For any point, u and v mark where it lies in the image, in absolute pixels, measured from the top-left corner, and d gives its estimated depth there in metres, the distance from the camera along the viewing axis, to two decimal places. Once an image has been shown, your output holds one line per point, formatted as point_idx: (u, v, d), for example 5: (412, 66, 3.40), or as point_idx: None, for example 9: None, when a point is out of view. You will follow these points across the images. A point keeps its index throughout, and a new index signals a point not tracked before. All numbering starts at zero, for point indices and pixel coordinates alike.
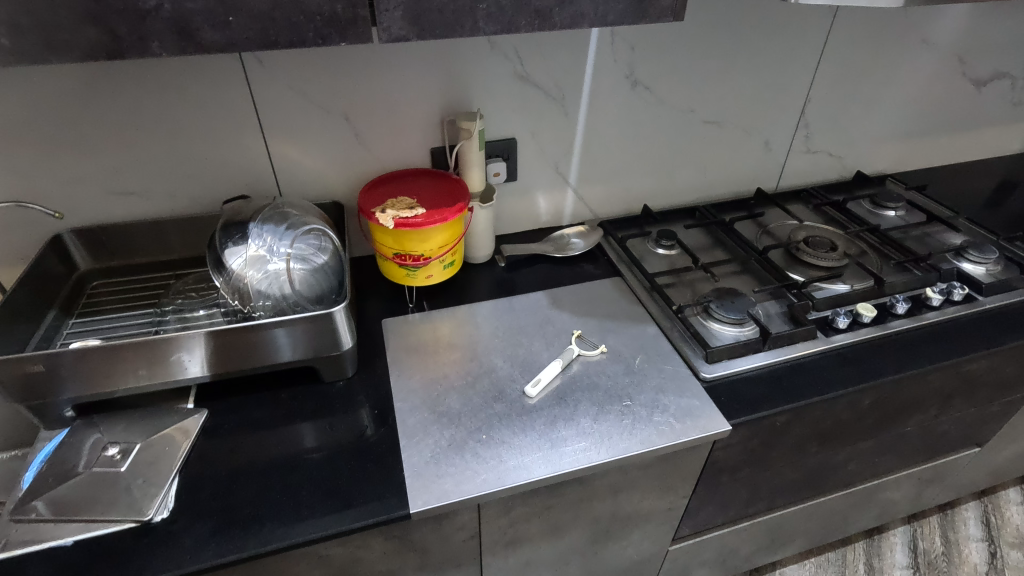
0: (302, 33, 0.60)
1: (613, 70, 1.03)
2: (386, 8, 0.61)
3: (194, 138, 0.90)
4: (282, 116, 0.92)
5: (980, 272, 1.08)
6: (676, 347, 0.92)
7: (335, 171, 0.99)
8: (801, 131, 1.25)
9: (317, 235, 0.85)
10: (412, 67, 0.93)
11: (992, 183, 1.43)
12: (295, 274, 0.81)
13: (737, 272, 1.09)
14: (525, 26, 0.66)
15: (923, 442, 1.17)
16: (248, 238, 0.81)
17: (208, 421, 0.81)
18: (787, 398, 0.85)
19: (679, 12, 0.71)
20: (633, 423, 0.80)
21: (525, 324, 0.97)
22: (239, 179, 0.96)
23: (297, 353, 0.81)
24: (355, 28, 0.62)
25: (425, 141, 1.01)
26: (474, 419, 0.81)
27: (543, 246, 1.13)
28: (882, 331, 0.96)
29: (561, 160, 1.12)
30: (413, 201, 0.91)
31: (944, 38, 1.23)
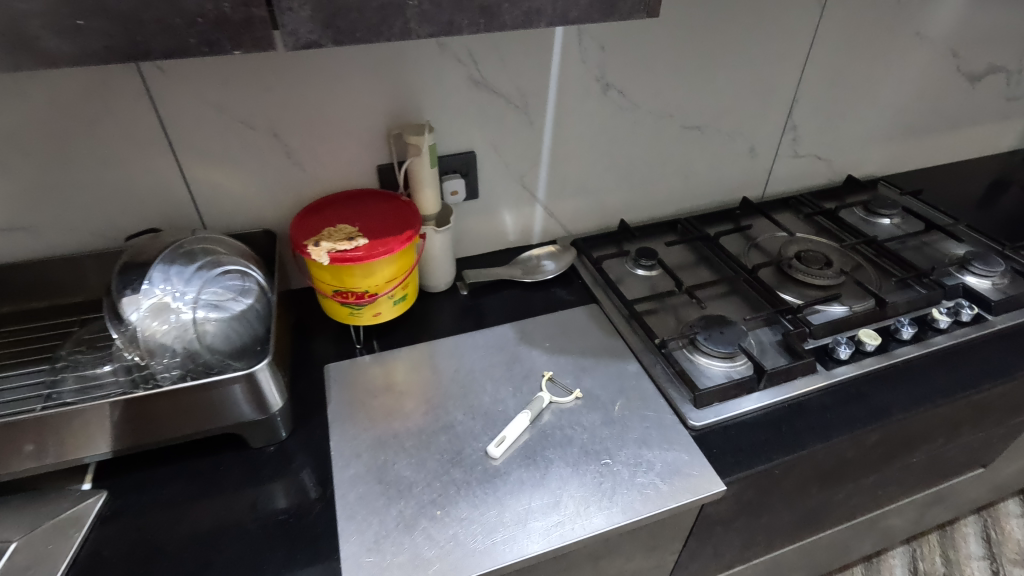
0: (183, 39, 0.47)
1: (581, 72, 0.92)
2: (288, 6, 0.49)
3: (92, 161, 0.76)
4: (198, 135, 0.78)
5: (986, 286, 0.99)
6: (660, 388, 0.81)
7: (266, 195, 0.86)
8: (788, 133, 1.15)
9: (237, 277, 0.72)
10: (350, 73, 0.80)
11: (986, 184, 1.35)
12: (205, 326, 0.68)
13: (725, 294, 0.98)
14: (468, 26, 0.54)
15: (928, 470, 1.08)
16: (148, 283, 0.68)
17: (108, 504, 0.68)
18: (788, 447, 0.75)
19: (653, 7, 0.59)
20: (614, 490, 0.69)
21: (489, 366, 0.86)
22: (152, 209, 0.82)
23: (215, 420, 0.68)
24: (252, 32, 0.49)
25: (370, 158, 0.88)
26: (428, 490, 0.69)
27: (511, 270, 1.01)
28: (888, 361, 0.86)
29: (527, 174, 1.00)
30: (354, 230, 0.79)
31: (939, 32, 1.14)
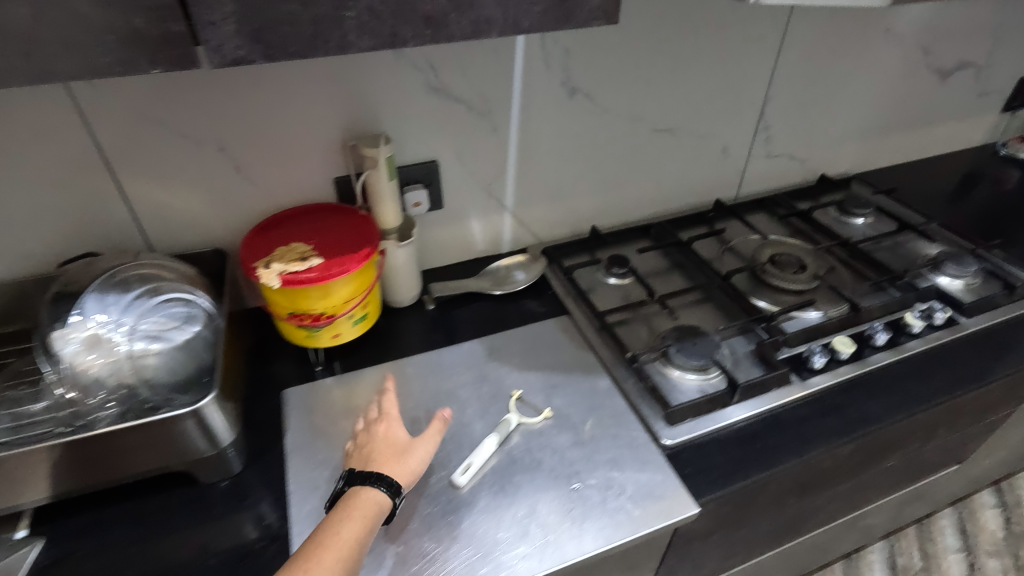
0: (92, 58, 0.43)
1: (546, 76, 0.88)
2: (210, 20, 0.44)
3: (20, 182, 0.71)
4: (136, 152, 0.73)
5: (958, 287, 0.98)
6: (632, 405, 0.78)
7: (215, 211, 0.81)
8: (760, 134, 1.13)
9: (181, 304, 0.68)
10: (299, 83, 0.75)
11: (957, 179, 1.35)
12: (142, 359, 0.63)
13: (698, 301, 0.96)
14: (412, 38, 0.51)
15: (905, 472, 1.07)
16: (79, 314, 0.64)
17: (45, 553, 0.63)
18: (762, 464, 0.73)
19: (611, 14, 0.56)
20: (584, 517, 0.66)
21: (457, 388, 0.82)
22: (90, 230, 0.77)
23: (159, 458, 0.64)
24: (171, 48, 0.45)
25: (326, 170, 0.84)
26: (389, 525, 0.65)
27: (479, 282, 0.98)
28: (863, 369, 0.84)
29: (493, 182, 0.97)
30: (307, 250, 0.75)
31: (909, 28, 1.13)
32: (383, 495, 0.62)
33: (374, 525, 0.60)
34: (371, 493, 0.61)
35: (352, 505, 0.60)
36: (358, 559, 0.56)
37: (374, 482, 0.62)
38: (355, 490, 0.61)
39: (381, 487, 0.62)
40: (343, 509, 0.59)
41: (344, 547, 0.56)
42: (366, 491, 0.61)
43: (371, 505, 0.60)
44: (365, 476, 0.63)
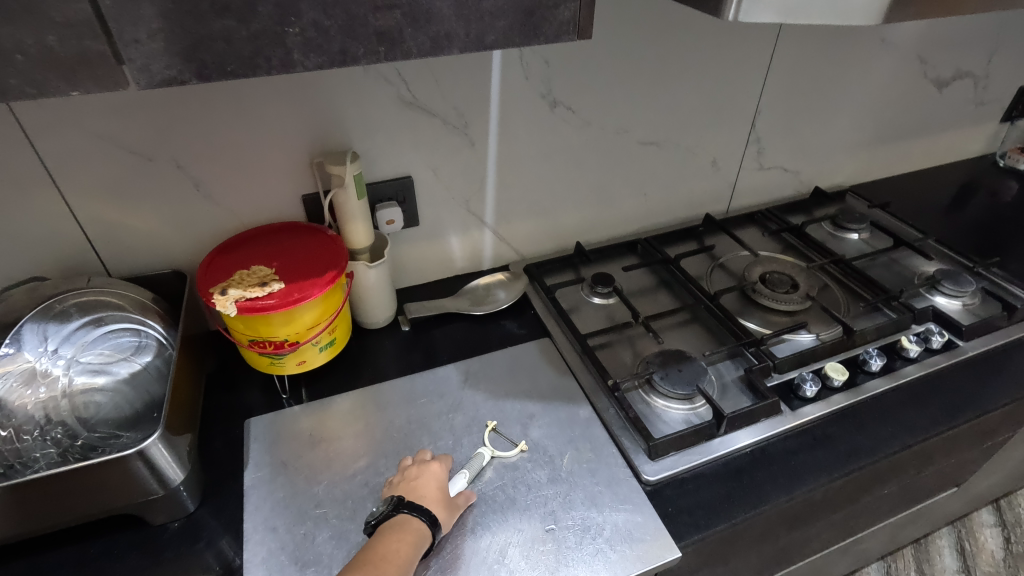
0: (0, 80, 0.39)
1: (525, 88, 0.84)
2: (134, 38, 0.40)
3: None
4: (86, 171, 0.69)
5: (955, 307, 0.95)
6: (613, 436, 0.74)
7: (174, 231, 0.77)
8: (751, 146, 1.09)
9: (130, 334, 0.65)
10: (261, 98, 0.71)
11: (955, 191, 1.31)
12: (88, 395, 0.61)
13: (685, 322, 0.92)
14: (364, 56, 0.46)
15: (901, 497, 1.03)
16: (10, 346, 0.59)
17: None
18: (749, 502, 0.69)
19: (584, 28, 0.52)
20: (558, 562, 0.62)
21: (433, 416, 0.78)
22: (39, 252, 0.73)
23: (101, 501, 0.59)
24: (90, 68, 0.41)
25: (292, 188, 0.80)
26: None
27: (457, 302, 0.94)
28: (857, 396, 0.80)
29: (472, 198, 0.93)
30: (269, 273, 0.71)
31: (905, 37, 1.09)
32: (427, 528, 0.61)
33: (418, 552, 0.59)
34: (417, 524, 0.60)
35: (399, 531, 0.59)
36: None
37: (423, 514, 0.61)
38: (403, 518, 0.61)
39: (427, 519, 0.61)
40: (392, 535, 0.59)
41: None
42: (414, 520, 0.61)
43: (417, 536, 0.60)
44: (412, 506, 0.62)
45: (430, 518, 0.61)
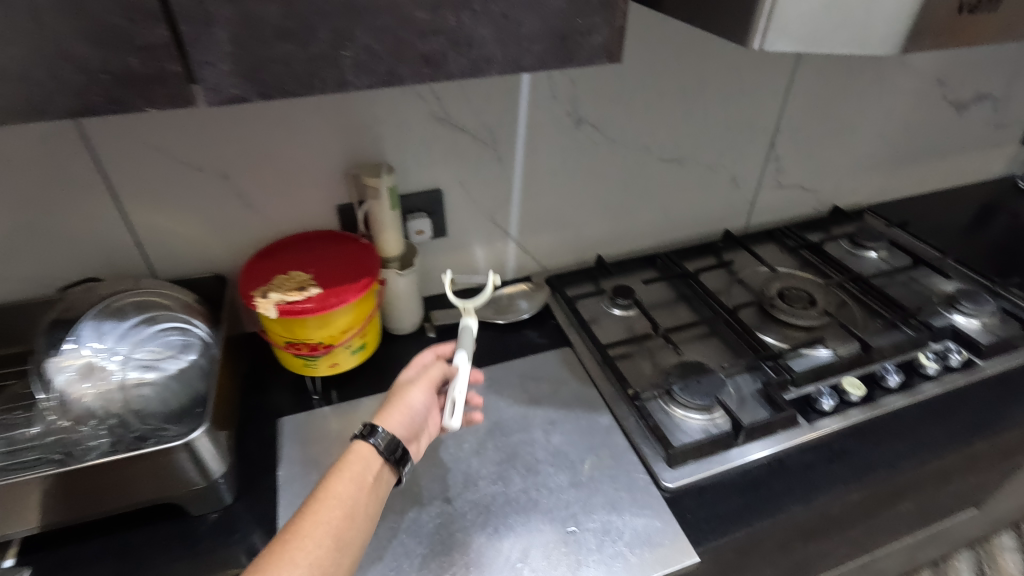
0: (87, 98, 0.43)
1: (551, 107, 0.87)
2: (206, 60, 0.44)
3: (24, 207, 0.71)
4: (140, 180, 0.73)
5: (975, 326, 0.95)
6: (632, 444, 0.76)
7: (217, 238, 0.81)
8: (771, 164, 1.11)
9: (177, 333, 0.69)
10: (305, 113, 0.75)
11: (976, 212, 1.32)
12: (138, 389, 0.63)
13: (705, 335, 0.94)
14: (410, 77, 0.50)
15: (919, 516, 1.03)
16: (75, 343, 0.65)
17: None
18: (766, 511, 0.70)
19: (614, 52, 0.55)
20: (579, 563, 0.64)
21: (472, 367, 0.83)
22: (92, 255, 0.77)
23: (149, 490, 0.63)
24: (165, 87, 0.44)
25: (329, 198, 0.84)
26: (379, 564, 0.64)
27: (482, 310, 0.97)
28: (874, 411, 0.81)
29: (497, 211, 0.96)
30: (306, 279, 0.75)
31: (924, 60, 1.11)
32: (377, 456, 0.62)
33: (360, 480, 0.59)
34: (367, 458, 0.61)
35: (345, 467, 0.59)
36: (343, 515, 0.55)
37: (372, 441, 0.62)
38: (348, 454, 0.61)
39: (379, 445, 0.62)
40: (334, 472, 0.59)
41: (340, 513, 0.55)
42: (360, 454, 0.61)
43: (366, 471, 0.60)
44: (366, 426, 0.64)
45: (385, 446, 0.62)
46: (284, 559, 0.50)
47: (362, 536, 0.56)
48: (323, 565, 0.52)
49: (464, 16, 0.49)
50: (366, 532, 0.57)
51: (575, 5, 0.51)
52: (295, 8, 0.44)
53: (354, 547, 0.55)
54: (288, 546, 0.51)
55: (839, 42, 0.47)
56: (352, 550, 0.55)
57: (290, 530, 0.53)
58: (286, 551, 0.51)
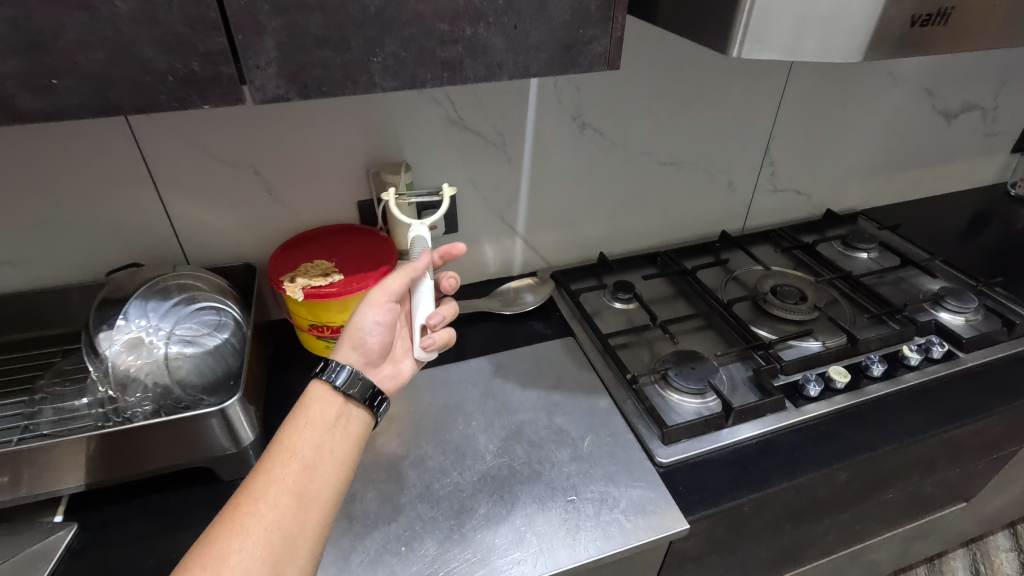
0: (153, 96, 0.49)
1: (557, 112, 0.94)
2: (255, 64, 0.51)
3: (76, 198, 0.78)
4: (180, 174, 0.80)
5: (959, 322, 1.00)
6: (630, 424, 0.82)
7: (246, 229, 0.88)
8: (766, 169, 1.17)
9: (214, 313, 0.75)
10: (331, 115, 0.82)
11: (967, 217, 1.37)
12: (179, 363, 0.70)
13: (700, 328, 1.00)
14: (431, 80, 0.57)
15: (908, 505, 1.07)
16: (124, 319, 0.71)
17: (78, 537, 0.69)
18: (753, 485, 0.75)
19: (613, 60, 0.61)
20: (578, 527, 0.70)
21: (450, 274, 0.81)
22: (133, 244, 0.84)
23: (187, 453, 0.69)
24: (220, 87, 0.51)
25: (351, 194, 0.90)
26: (394, 526, 0.69)
27: (490, 302, 1.03)
28: (858, 398, 0.86)
29: (506, 209, 1.02)
30: (329, 266, 0.81)
31: (913, 72, 1.17)
32: (334, 395, 0.61)
33: (317, 425, 0.59)
34: (324, 403, 0.61)
35: (300, 417, 0.59)
36: (299, 467, 0.56)
37: (325, 379, 0.61)
38: (303, 401, 0.61)
39: (332, 381, 0.61)
40: (288, 424, 0.59)
41: (296, 467, 0.56)
42: (315, 401, 0.60)
43: (323, 417, 0.60)
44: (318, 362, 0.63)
45: (340, 381, 0.61)
46: (237, 527, 0.51)
47: (329, 479, 0.57)
48: (283, 521, 0.53)
49: (480, 27, 0.55)
50: (332, 475, 0.57)
51: (578, 19, 0.58)
52: (334, 20, 0.51)
53: (320, 493, 0.56)
54: (240, 513, 0.52)
55: (817, 38, 0.50)
56: (318, 496, 0.56)
57: (244, 492, 0.54)
58: (240, 519, 0.52)
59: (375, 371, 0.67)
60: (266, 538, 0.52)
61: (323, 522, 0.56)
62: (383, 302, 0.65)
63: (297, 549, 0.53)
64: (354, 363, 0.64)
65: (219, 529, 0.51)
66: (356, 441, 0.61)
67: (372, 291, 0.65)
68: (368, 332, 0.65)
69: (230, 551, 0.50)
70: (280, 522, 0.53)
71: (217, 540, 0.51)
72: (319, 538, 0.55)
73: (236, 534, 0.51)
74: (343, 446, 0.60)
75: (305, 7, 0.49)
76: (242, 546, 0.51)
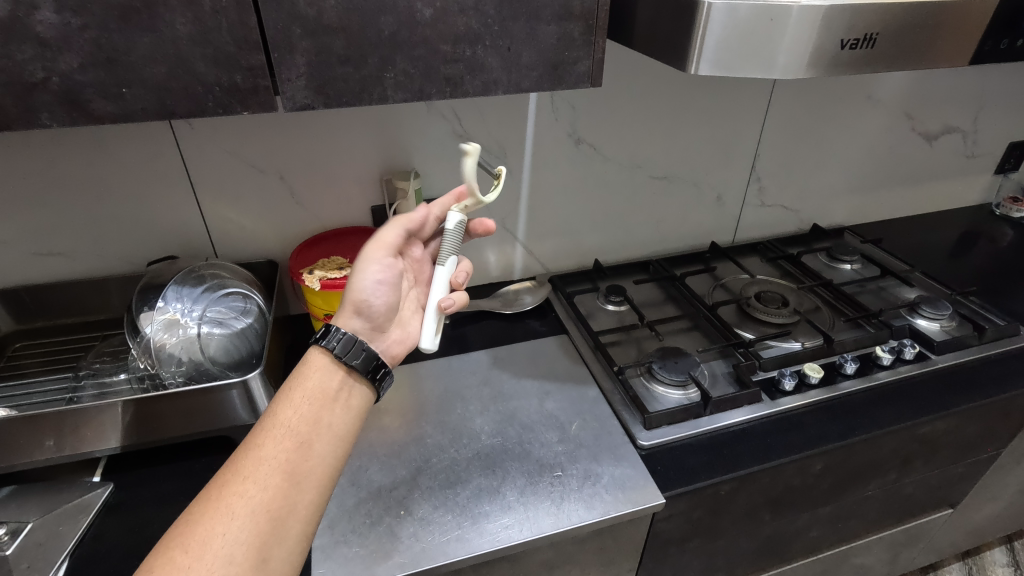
0: (202, 103, 0.59)
1: (554, 128, 1.03)
2: (288, 77, 0.60)
3: (123, 197, 0.89)
4: (214, 178, 0.91)
5: (934, 328, 1.06)
6: (615, 411, 0.88)
7: (271, 229, 0.98)
8: (753, 184, 1.25)
9: (240, 299, 0.84)
10: (350, 128, 0.92)
11: (953, 234, 1.42)
12: (209, 340, 0.78)
13: (687, 328, 1.07)
14: (436, 93, 0.66)
15: (891, 506, 1.11)
16: (163, 301, 0.79)
17: (113, 496, 0.76)
18: (728, 467, 0.81)
19: (595, 78, 0.70)
20: (562, 498, 0.76)
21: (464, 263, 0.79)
22: (171, 240, 0.94)
23: (213, 421, 0.77)
24: (257, 97, 0.61)
25: (366, 199, 1.00)
26: (395, 493, 0.76)
27: (491, 302, 1.11)
28: (831, 393, 0.92)
29: (507, 216, 1.11)
30: (344, 262, 0.91)
31: (891, 96, 1.25)
32: (334, 365, 0.66)
33: (312, 400, 0.63)
34: (321, 375, 0.65)
35: (296, 391, 0.63)
36: (291, 444, 0.59)
37: (326, 347, 0.66)
38: (299, 374, 0.65)
39: (332, 350, 0.66)
40: (282, 399, 0.63)
41: (289, 444, 0.59)
42: (311, 375, 0.65)
43: (319, 391, 0.64)
44: (324, 330, 0.68)
45: (339, 350, 0.66)
46: (225, 507, 0.55)
47: (322, 453, 0.61)
48: (273, 499, 0.56)
49: (478, 49, 0.65)
50: (324, 449, 0.61)
51: (563, 43, 0.67)
52: (354, 41, 0.60)
53: (312, 468, 0.60)
54: (229, 493, 0.56)
55: (757, 61, 0.59)
56: (309, 471, 0.59)
57: (235, 469, 0.58)
58: (228, 498, 0.55)
59: (381, 337, 0.73)
60: (255, 515, 0.55)
61: (315, 495, 0.60)
62: (380, 259, 0.72)
63: (288, 522, 0.57)
64: (357, 326, 0.70)
65: (208, 508, 0.55)
66: (355, 411, 0.66)
67: (367, 248, 0.73)
68: (372, 294, 0.71)
69: (216, 531, 0.54)
70: (270, 499, 0.56)
71: (208, 513, 0.54)
72: (310, 510, 0.59)
73: (224, 513, 0.55)
74: (338, 418, 0.64)
75: (330, 31, 0.59)
76: (228, 526, 0.54)
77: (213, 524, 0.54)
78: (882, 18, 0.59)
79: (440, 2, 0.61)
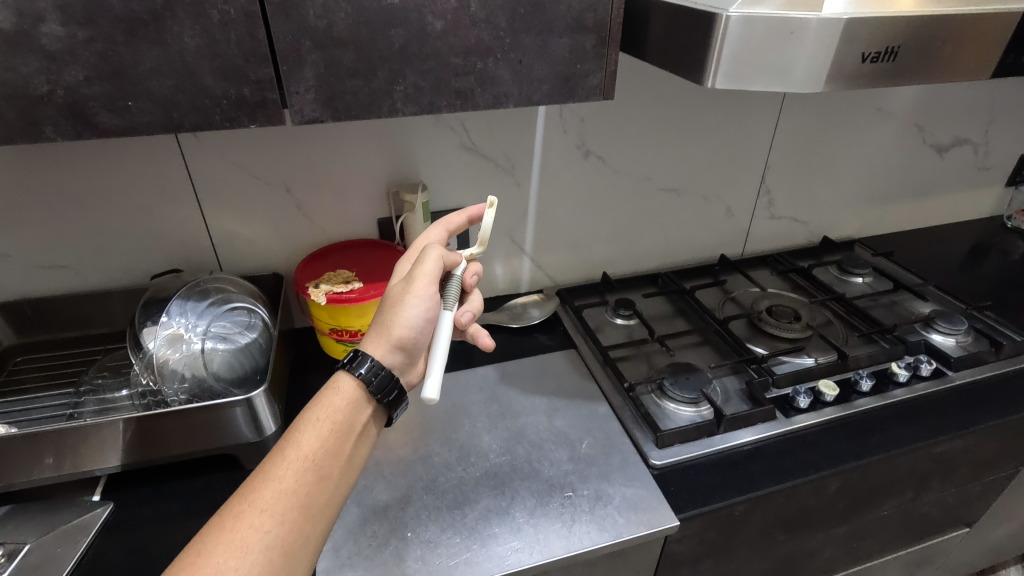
0: (209, 117, 0.58)
1: (563, 140, 1.02)
2: (296, 90, 0.59)
3: (126, 210, 0.87)
4: (220, 190, 0.89)
5: (950, 343, 1.04)
6: (626, 429, 0.86)
7: (276, 242, 0.97)
8: (763, 196, 1.24)
9: (245, 314, 0.83)
10: (357, 140, 0.91)
11: (965, 246, 1.41)
12: (213, 356, 0.77)
13: (697, 343, 1.05)
14: (446, 107, 0.65)
15: (907, 525, 1.09)
16: (167, 316, 0.78)
17: (113, 515, 0.75)
18: (742, 489, 0.79)
19: (608, 90, 0.69)
20: (573, 520, 0.74)
21: (476, 267, 0.77)
22: (176, 252, 0.93)
23: (217, 440, 0.76)
24: (265, 110, 0.60)
25: (372, 212, 0.99)
26: (401, 515, 0.74)
27: (498, 316, 1.10)
28: (847, 411, 0.90)
29: (515, 229, 1.10)
30: (350, 275, 0.90)
31: (902, 108, 1.24)
32: (365, 401, 0.64)
33: (335, 433, 0.61)
34: (349, 409, 0.63)
35: (323, 421, 0.61)
36: (311, 478, 0.58)
37: (360, 379, 0.63)
38: (323, 401, 0.62)
39: (368, 385, 0.63)
40: (303, 428, 0.60)
41: (310, 478, 0.57)
42: (340, 406, 0.62)
43: (346, 425, 0.62)
44: (355, 355, 0.64)
45: (375, 387, 0.63)
46: (239, 540, 0.52)
47: (337, 490, 0.60)
48: (288, 534, 0.55)
49: (489, 61, 0.63)
50: (339, 484, 0.60)
51: (576, 55, 0.66)
52: (364, 54, 0.59)
53: (326, 503, 0.58)
54: (244, 525, 0.53)
55: (775, 72, 0.58)
56: (324, 507, 0.58)
57: (252, 499, 0.55)
58: (243, 531, 0.53)
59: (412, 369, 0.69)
60: (269, 551, 0.53)
61: (324, 531, 0.58)
62: (426, 294, 0.66)
63: (298, 558, 0.55)
64: (392, 356, 0.65)
65: (220, 541, 0.52)
66: (370, 447, 0.65)
67: (414, 282, 0.66)
68: (412, 326, 0.66)
69: (229, 565, 0.51)
70: (286, 534, 0.54)
71: (220, 544, 0.52)
72: (318, 545, 0.58)
73: (239, 546, 0.52)
74: (358, 452, 0.62)
75: (340, 44, 0.58)
76: (242, 561, 0.51)
77: (226, 558, 0.51)
78: (904, 29, 0.58)
79: (451, 14, 0.60)
